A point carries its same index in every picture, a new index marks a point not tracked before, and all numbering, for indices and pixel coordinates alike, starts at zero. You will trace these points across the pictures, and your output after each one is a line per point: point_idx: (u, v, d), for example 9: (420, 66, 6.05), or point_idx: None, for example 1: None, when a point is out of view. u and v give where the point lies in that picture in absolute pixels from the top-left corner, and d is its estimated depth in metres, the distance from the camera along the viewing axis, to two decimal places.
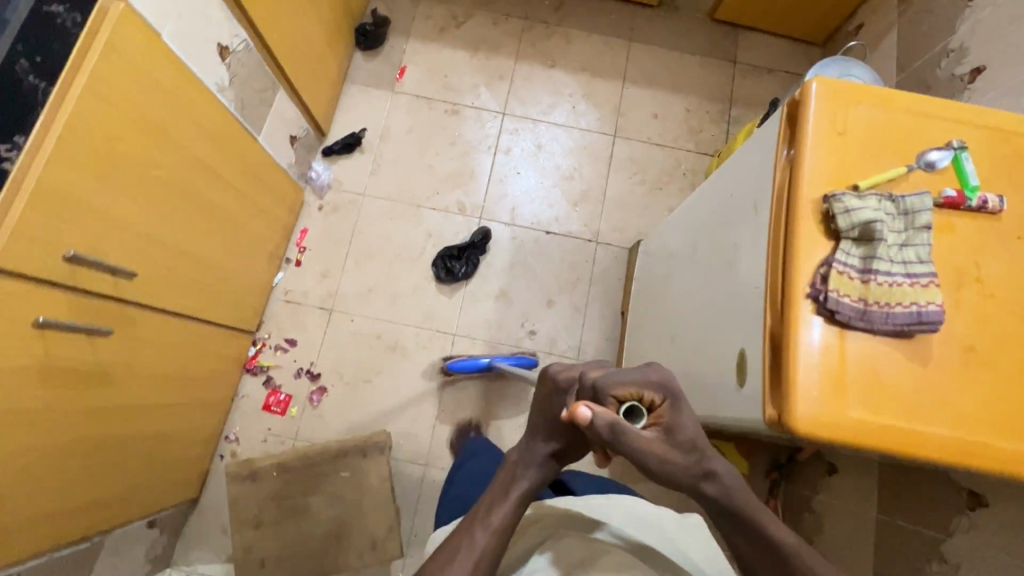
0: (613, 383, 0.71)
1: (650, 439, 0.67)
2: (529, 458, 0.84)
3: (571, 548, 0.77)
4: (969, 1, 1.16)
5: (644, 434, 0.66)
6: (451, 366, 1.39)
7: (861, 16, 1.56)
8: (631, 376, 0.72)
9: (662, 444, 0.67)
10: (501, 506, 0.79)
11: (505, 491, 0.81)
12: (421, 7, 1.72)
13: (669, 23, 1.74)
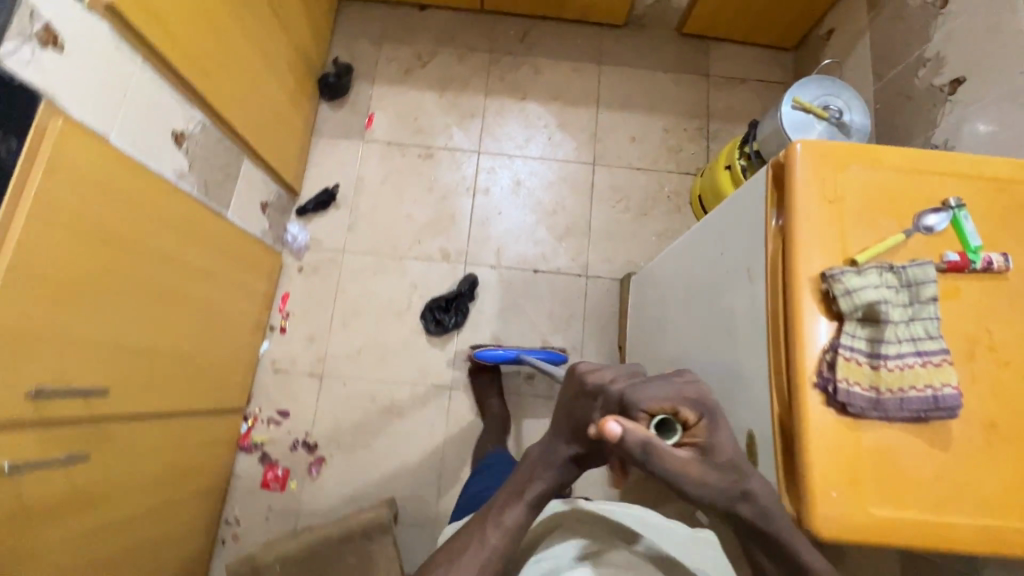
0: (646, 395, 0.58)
1: (686, 461, 0.55)
2: (546, 459, 0.78)
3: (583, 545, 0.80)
4: (941, 8, 1.13)
5: (678, 457, 0.55)
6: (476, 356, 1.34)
7: (830, 20, 1.53)
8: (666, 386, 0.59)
9: (698, 466, 0.55)
10: (511, 509, 0.77)
11: (516, 496, 0.78)
12: (383, 50, 1.67)
13: (638, 43, 1.71)
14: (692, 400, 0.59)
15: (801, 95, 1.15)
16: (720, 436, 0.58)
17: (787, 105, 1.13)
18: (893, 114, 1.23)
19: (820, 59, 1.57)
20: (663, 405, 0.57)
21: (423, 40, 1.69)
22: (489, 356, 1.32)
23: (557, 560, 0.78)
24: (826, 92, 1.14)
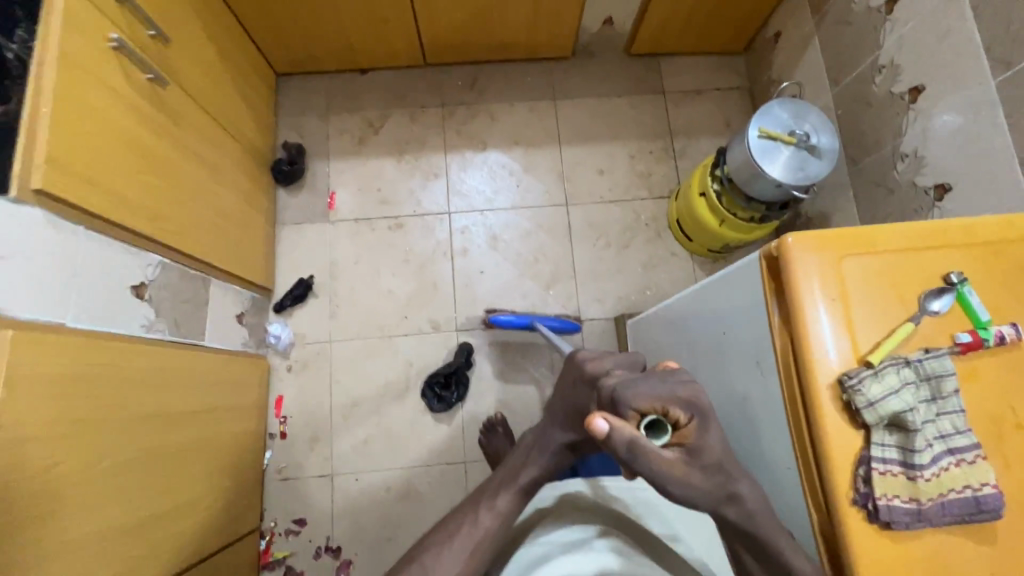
0: (639, 393, 0.61)
1: (672, 462, 0.59)
2: (541, 446, 0.83)
3: (571, 532, 0.84)
4: (888, 14, 1.12)
5: (665, 457, 0.57)
6: (494, 320, 1.36)
7: (776, 23, 1.52)
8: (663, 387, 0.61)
9: (683, 467, 0.59)
10: (503, 491, 0.79)
11: (508, 478, 0.80)
12: (333, 123, 1.62)
13: (589, 71, 1.68)
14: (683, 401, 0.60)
15: (765, 124, 1.15)
16: (707, 437, 0.60)
17: (753, 137, 1.14)
18: (856, 121, 1.23)
19: (773, 63, 1.56)
20: (653, 406, 0.60)
21: (372, 105, 1.64)
22: (504, 322, 1.36)
23: (546, 548, 0.82)
24: (791, 118, 1.15)
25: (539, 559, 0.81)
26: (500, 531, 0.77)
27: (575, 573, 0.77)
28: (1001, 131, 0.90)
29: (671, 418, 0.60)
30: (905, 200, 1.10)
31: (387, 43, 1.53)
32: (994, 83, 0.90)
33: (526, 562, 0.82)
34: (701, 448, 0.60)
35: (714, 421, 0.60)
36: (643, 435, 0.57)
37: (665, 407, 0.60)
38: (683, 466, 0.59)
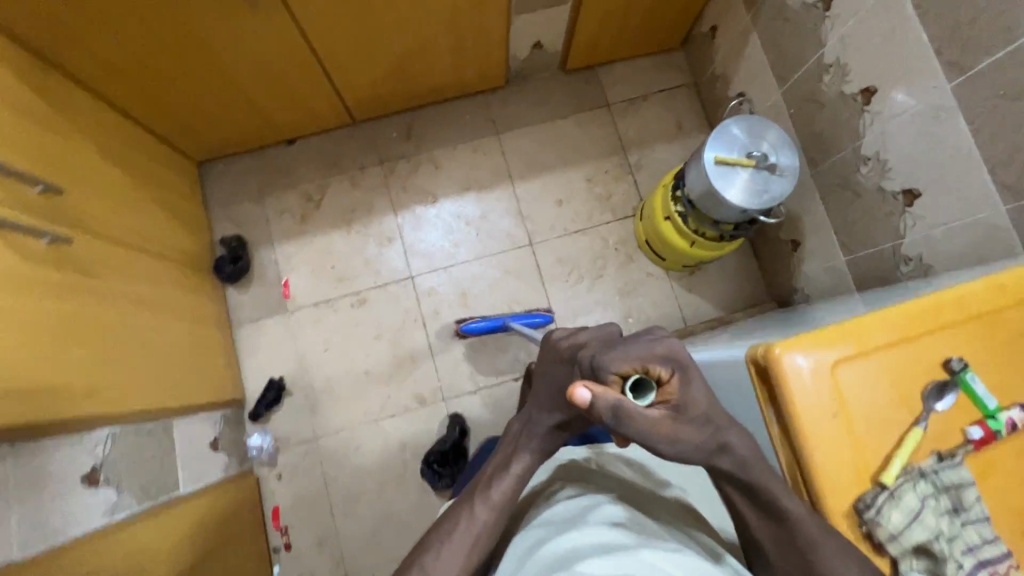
0: (618, 355, 0.58)
1: (659, 419, 0.55)
2: (532, 428, 0.80)
3: (569, 504, 0.77)
4: (826, 10, 1.06)
5: (650, 417, 0.54)
6: (465, 329, 1.42)
7: (711, 16, 1.44)
8: (642, 345, 0.58)
9: (670, 426, 0.55)
10: (496, 480, 0.75)
11: (500, 465, 0.77)
12: (269, 205, 1.51)
13: (527, 96, 1.59)
14: (664, 357, 0.57)
15: (718, 149, 1.09)
16: (693, 391, 0.57)
17: (709, 167, 1.08)
18: (810, 120, 1.18)
19: (714, 58, 1.49)
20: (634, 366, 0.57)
21: (307, 176, 1.53)
22: (476, 329, 1.42)
23: (543, 528, 0.74)
24: (744, 141, 1.10)
25: (536, 543, 0.72)
26: (494, 523, 0.72)
27: (577, 538, 0.69)
28: (961, 136, 0.85)
29: (655, 377, 0.57)
30: (874, 204, 1.05)
31: (306, 110, 1.42)
32: (949, 85, 0.85)
33: (524, 549, 0.73)
34: (687, 404, 0.56)
35: (697, 372, 0.57)
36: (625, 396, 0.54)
37: (647, 366, 0.57)
38: (671, 424, 0.55)
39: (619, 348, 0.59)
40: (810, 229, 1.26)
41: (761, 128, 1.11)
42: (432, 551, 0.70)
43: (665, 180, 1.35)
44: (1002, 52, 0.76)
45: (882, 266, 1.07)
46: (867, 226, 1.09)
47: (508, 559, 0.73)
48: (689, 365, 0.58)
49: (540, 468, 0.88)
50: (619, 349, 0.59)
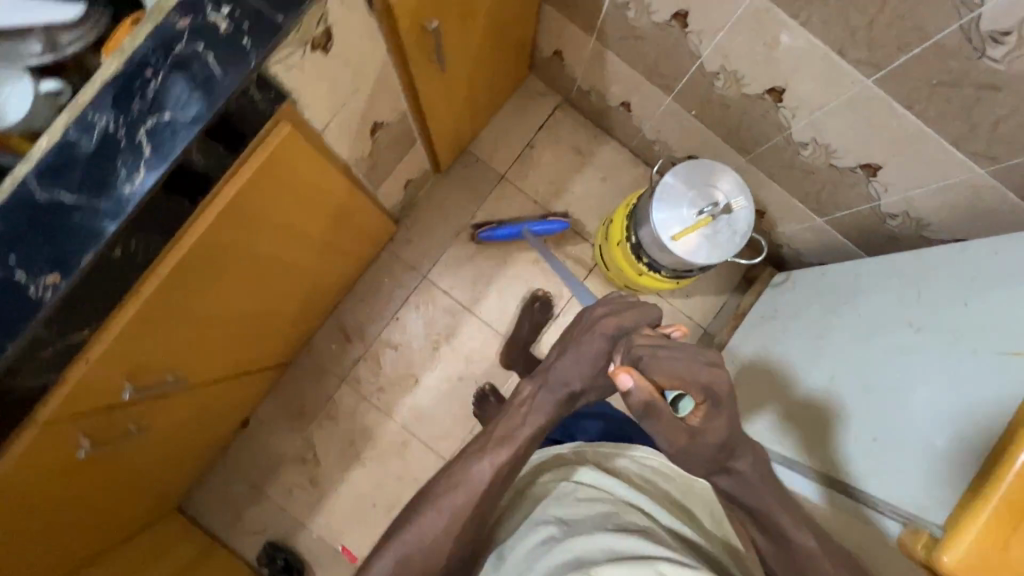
0: (663, 367, 0.69)
1: (676, 431, 0.68)
2: (551, 388, 0.82)
3: (577, 511, 0.76)
4: (684, 26, 0.93)
5: (671, 429, 0.68)
6: (484, 237, 1.39)
7: (547, 42, 1.28)
8: (693, 365, 0.69)
9: (684, 437, 0.69)
10: (510, 438, 0.78)
11: (514, 426, 0.80)
12: (273, 491, 1.38)
13: (426, 220, 1.44)
14: (700, 383, 0.69)
15: (664, 219, 1.01)
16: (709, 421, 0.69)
17: (669, 243, 1.00)
18: (719, 119, 1.08)
19: (573, 77, 1.34)
20: (671, 381, 0.69)
21: (286, 441, 1.39)
22: (495, 236, 1.39)
23: (551, 530, 0.73)
24: (694, 197, 1.01)
25: (542, 544, 0.72)
26: (495, 484, 0.75)
27: (585, 548, 0.67)
28: (905, 119, 0.78)
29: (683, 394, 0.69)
30: (832, 177, 1.00)
31: (242, 404, 1.26)
32: (868, 79, 0.77)
33: (529, 549, 0.72)
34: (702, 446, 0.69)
35: (724, 401, 0.69)
36: (661, 400, 0.67)
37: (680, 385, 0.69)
38: (686, 438, 0.69)
39: (666, 358, 0.70)
40: (772, 202, 1.21)
41: (709, 173, 1.02)
42: (435, 504, 0.74)
43: (614, 236, 1.25)
44: (920, 47, 0.68)
45: (865, 222, 1.04)
46: (833, 195, 1.04)
47: (511, 561, 0.73)
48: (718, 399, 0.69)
49: (540, 467, 0.88)
50: (666, 361, 0.70)
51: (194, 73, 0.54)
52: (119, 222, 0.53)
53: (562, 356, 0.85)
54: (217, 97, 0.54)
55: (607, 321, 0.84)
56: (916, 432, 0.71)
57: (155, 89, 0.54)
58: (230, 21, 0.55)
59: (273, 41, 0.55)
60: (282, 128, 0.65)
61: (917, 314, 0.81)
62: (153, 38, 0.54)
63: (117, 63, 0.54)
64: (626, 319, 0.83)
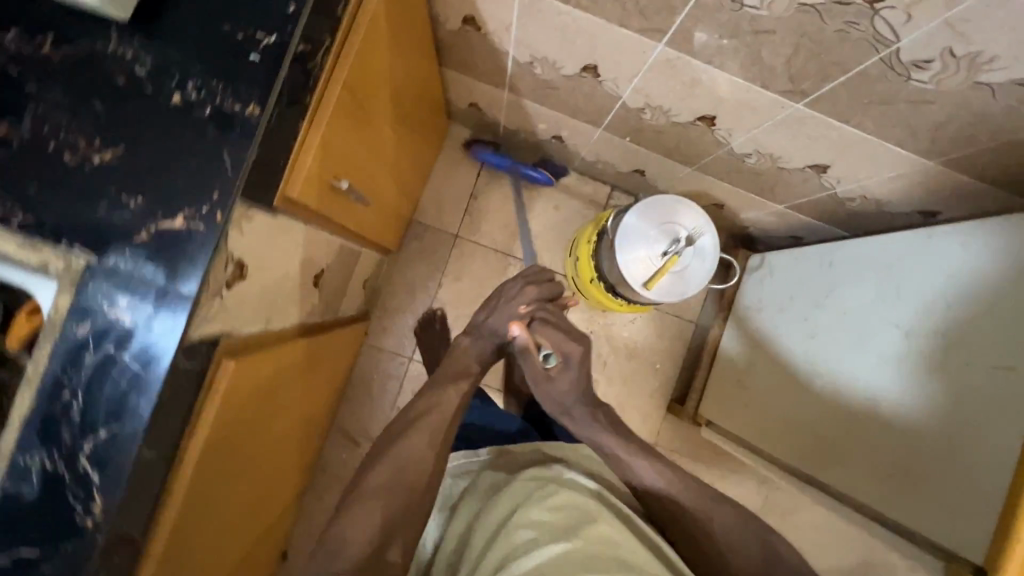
0: (545, 329, 0.90)
1: (536, 376, 0.89)
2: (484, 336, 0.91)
3: (553, 512, 0.73)
4: (595, 77, 0.88)
5: (533, 371, 0.89)
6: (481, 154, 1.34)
7: (459, 98, 1.21)
8: (567, 337, 0.89)
9: (540, 382, 0.89)
10: (465, 375, 0.87)
11: (467, 363, 0.89)
12: None
13: (395, 303, 1.39)
14: (565, 351, 0.88)
15: (636, 271, 0.97)
16: (562, 380, 0.88)
17: (641, 289, 0.97)
18: (655, 141, 1.04)
19: (496, 121, 1.27)
20: (545, 342, 0.89)
21: None
22: (491, 159, 1.34)
23: (529, 534, 0.70)
24: (654, 236, 0.98)
25: (517, 549, 0.69)
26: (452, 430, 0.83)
27: (573, 555, 0.66)
28: (844, 131, 0.76)
29: (551, 354, 0.88)
30: (784, 175, 0.97)
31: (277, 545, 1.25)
32: (798, 103, 0.73)
33: (501, 554, 0.70)
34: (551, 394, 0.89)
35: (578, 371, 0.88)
36: (533, 352, 0.88)
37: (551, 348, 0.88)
38: (541, 382, 0.89)
39: (553, 326, 0.90)
40: (731, 197, 1.18)
41: (665, 206, 0.98)
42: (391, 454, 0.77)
43: (585, 274, 1.18)
44: (844, 76, 0.64)
45: (826, 205, 1.02)
46: (789, 188, 1.02)
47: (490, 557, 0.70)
48: (573, 361, 0.88)
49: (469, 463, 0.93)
50: (546, 326, 0.90)
51: (115, 380, 0.50)
52: (94, 556, 0.50)
53: (493, 306, 0.92)
54: (149, 397, 0.50)
55: (529, 291, 0.93)
56: (945, 460, 0.71)
57: (79, 410, 0.50)
58: (132, 312, 0.50)
59: (186, 318, 0.50)
60: (227, 369, 0.60)
61: (907, 316, 0.81)
62: (57, 358, 0.49)
63: (30, 395, 0.49)
64: (543, 290, 0.94)
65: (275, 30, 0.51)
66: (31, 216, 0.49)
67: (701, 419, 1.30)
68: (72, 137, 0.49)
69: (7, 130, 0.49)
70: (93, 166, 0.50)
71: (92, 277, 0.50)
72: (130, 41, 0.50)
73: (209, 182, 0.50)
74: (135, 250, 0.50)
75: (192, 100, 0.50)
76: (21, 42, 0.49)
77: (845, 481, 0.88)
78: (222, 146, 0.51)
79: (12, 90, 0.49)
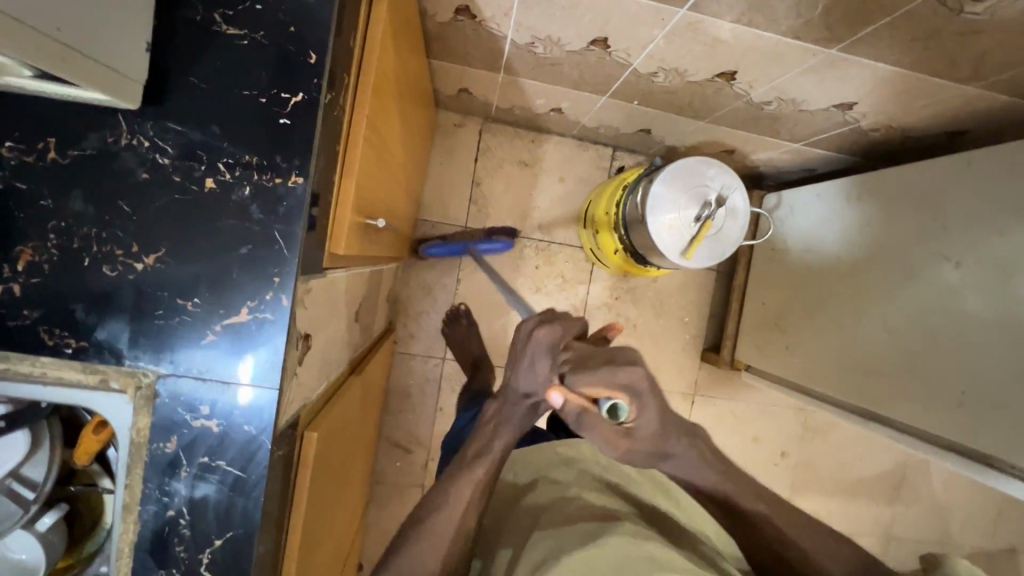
0: (592, 377, 0.49)
1: (613, 441, 0.52)
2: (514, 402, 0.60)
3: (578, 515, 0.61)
4: (604, 48, 0.82)
5: (610, 435, 0.52)
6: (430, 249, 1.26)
7: (446, 85, 1.13)
8: (620, 366, 0.50)
9: (629, 439, 0.53)
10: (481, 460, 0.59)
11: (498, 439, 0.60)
12: None
13: (417, 307, 1.35)
14: (629, 387, 0.50)
15: (670, 243, 0.95)
16: (642, 424, 0.53)
17: (678, 259, 0.95)
18: (666, 101, 0.99)
19: (488, 103, 1.20)
20: (608, 391, 0.50)
21: None
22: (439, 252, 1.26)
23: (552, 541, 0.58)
24: (683, 201, 0.95)
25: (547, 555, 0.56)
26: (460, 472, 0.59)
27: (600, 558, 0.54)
28: (880, 68, 0.72)
29: (619, 404, 0.51)
30: (805, 117, 0.94)
31: (359, 564, 1.26)
32: (832, 49, 0.70)
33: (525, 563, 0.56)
34: (643, 433, 0.53)
35: (654, 397, 0.52)
36: (595, 415, 0.51)
37: (613, 395, 0.50)
38: (626, 441, 0.53)
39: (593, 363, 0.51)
40: (743, 143, 1.15)
41: (692, 168, 0.96)
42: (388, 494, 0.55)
43: (608, 248, 1.16)
44: (886, 19, 0.61)
45: (846, 138, 1.00)
46: (809, 128, 0.99)
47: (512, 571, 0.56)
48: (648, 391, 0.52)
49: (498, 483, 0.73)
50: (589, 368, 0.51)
51: (217, 489, 0.48)
52: None
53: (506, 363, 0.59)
54: (254, 499, 0.48)
55: (541, 334, 0.55)
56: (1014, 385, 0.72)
57: (188, 525, 0.48)
58: (217, 419, 0.47)
59: (273, 414, 0.48)
60: (311, 442, 0.57)
61: (956, 248, 0.83)
62: (152, 479, 0.47)
63: (133, 520, 0.48)
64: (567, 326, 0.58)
65: (300, 87, 0.46)
66: (84, 341, 0.45)
67: (742, 362, 1.31)
68: (105, 248, 0.45)
69: (33, 252, 0.44)
70: (136, 275, 0.45)
71: (167, 392, 0.47)
72: (142, 130, 0.44)
73: (266, 268, 0.46)
74: (204, 352, 0.47)
75: (227, 183, 0.46)
76: (22, 153, 0.44)
77: (900, 413, 0.89)
78: (272, 226, 0.46)
79: (26, 209, 0.44)
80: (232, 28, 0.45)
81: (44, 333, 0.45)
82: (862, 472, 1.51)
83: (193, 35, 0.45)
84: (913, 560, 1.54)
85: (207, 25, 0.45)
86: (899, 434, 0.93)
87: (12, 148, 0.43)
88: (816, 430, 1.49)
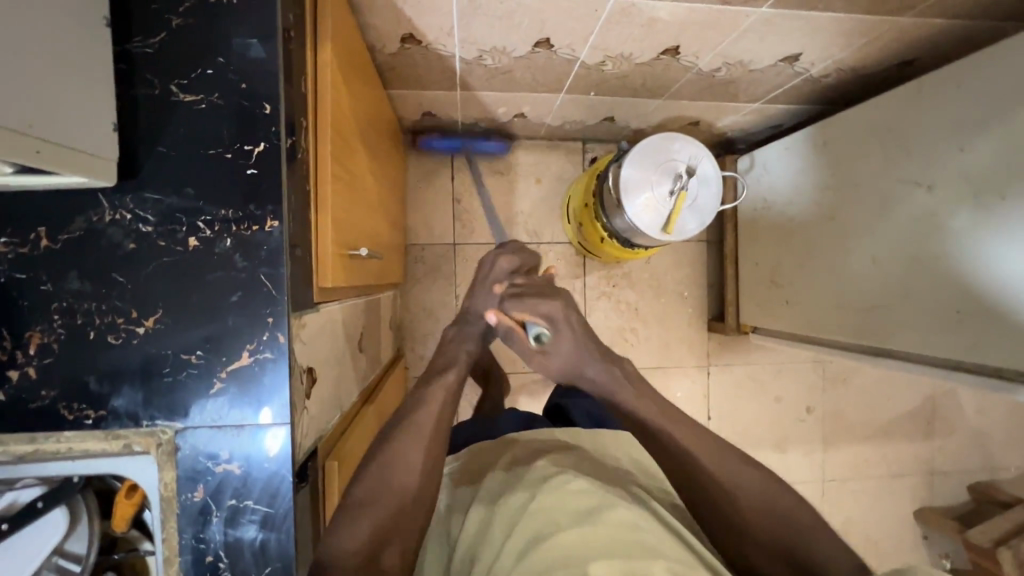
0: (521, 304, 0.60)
1: (535, 356, 0.62)
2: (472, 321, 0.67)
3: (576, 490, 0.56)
4: (550, 49, 0.85)
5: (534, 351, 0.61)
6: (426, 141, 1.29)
7: (409, 113, 1.17)
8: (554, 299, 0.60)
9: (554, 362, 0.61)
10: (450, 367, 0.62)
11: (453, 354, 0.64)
12: None
13: (421, 329, 1.38)
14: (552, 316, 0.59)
15: (649, 220, 0.97)
16: (562, 349, 0.60)
17: (658, 235, 0.97)
18: (620, 86, 1.02)
19: (453, 121, 1.24)
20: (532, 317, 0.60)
21: None
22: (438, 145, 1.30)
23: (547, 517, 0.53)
24: (654, 178, 0.97)
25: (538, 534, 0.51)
26: None
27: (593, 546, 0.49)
28: (813, 17, 0.75)
29: (541, 331, 0.59)
30: (757, 77, 0.96)
31: None
32: (764, 7, 0.72)
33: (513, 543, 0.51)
34: (565, 356, 0.60)
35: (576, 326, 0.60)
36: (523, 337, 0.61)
37: (536, 321, 0.59)
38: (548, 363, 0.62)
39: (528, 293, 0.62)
40: (705, 114, 1.17)
41: (660, 145, 0.98)
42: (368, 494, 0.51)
43: (594, 238, 1.18)
44: None
45: (802, 89, 1.02)
46: (764, 86, 1.01)
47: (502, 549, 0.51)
48: (566, 320, 0.60)
49: None
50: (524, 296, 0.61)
51: (248, 528, 0.50)
52: None
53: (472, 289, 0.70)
54: (285, 531, 0.50)
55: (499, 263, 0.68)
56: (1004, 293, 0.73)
57: (228, 567, 0.50)
58: (238, 461, 0.49)
59: (288, 449, 0.50)
60: (332, 470, 0.59)
61: (924, 172, 0.84)
62: (186, 529, 0.49)
63: (175, 571, 0.50)
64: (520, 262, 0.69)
65: (260, 137, 0.49)
66: (102, 410, 0.48)
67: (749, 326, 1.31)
68: (106, 318, 0.48)
69: (41, 335, 0.47)
70: (140, 339, 0.48)
71: (186, 444, 0.49)
72: (122, 204, 0.48)
73: (259, 310, 0.49)
74: (215, 400, 0.49)
75: (208, 238, 0.48)
76: (16, 246, 0.47)
77: (904, 344, 0.89)
78: (256, 270, 0.49)
79: (28, 296, 0.47)
80: (190, 95, 0.48)
81: (64, 409, 0.48)
82: (891, 413, 1.50)
83: (155, 108, 0.48)
84: (960, 492, 1.52)
85: (166, 97, 0.48)
86: (909, 364, 0.93)
87: (6, 243, 0.47)
88: (836, 380, 1.48)
